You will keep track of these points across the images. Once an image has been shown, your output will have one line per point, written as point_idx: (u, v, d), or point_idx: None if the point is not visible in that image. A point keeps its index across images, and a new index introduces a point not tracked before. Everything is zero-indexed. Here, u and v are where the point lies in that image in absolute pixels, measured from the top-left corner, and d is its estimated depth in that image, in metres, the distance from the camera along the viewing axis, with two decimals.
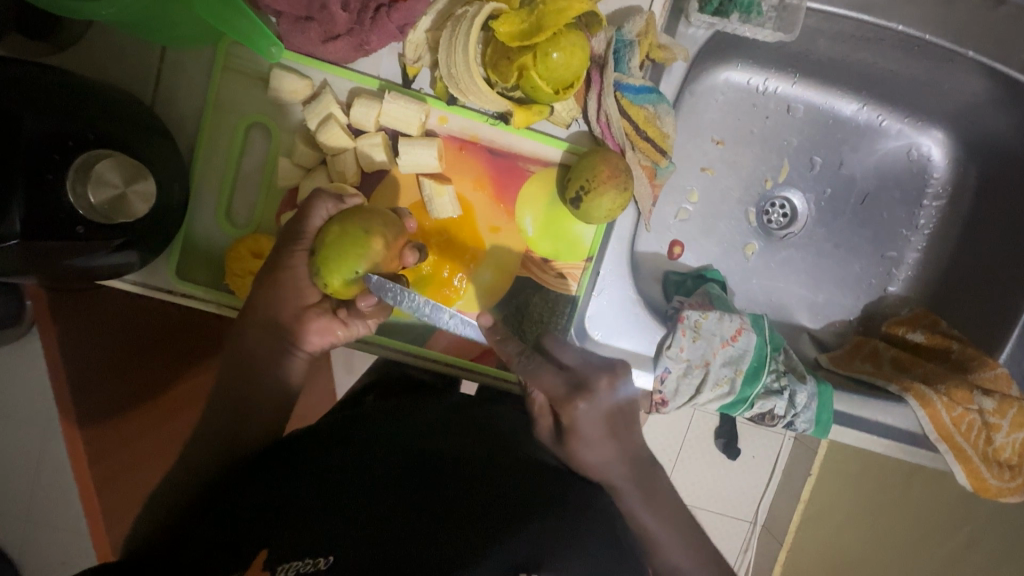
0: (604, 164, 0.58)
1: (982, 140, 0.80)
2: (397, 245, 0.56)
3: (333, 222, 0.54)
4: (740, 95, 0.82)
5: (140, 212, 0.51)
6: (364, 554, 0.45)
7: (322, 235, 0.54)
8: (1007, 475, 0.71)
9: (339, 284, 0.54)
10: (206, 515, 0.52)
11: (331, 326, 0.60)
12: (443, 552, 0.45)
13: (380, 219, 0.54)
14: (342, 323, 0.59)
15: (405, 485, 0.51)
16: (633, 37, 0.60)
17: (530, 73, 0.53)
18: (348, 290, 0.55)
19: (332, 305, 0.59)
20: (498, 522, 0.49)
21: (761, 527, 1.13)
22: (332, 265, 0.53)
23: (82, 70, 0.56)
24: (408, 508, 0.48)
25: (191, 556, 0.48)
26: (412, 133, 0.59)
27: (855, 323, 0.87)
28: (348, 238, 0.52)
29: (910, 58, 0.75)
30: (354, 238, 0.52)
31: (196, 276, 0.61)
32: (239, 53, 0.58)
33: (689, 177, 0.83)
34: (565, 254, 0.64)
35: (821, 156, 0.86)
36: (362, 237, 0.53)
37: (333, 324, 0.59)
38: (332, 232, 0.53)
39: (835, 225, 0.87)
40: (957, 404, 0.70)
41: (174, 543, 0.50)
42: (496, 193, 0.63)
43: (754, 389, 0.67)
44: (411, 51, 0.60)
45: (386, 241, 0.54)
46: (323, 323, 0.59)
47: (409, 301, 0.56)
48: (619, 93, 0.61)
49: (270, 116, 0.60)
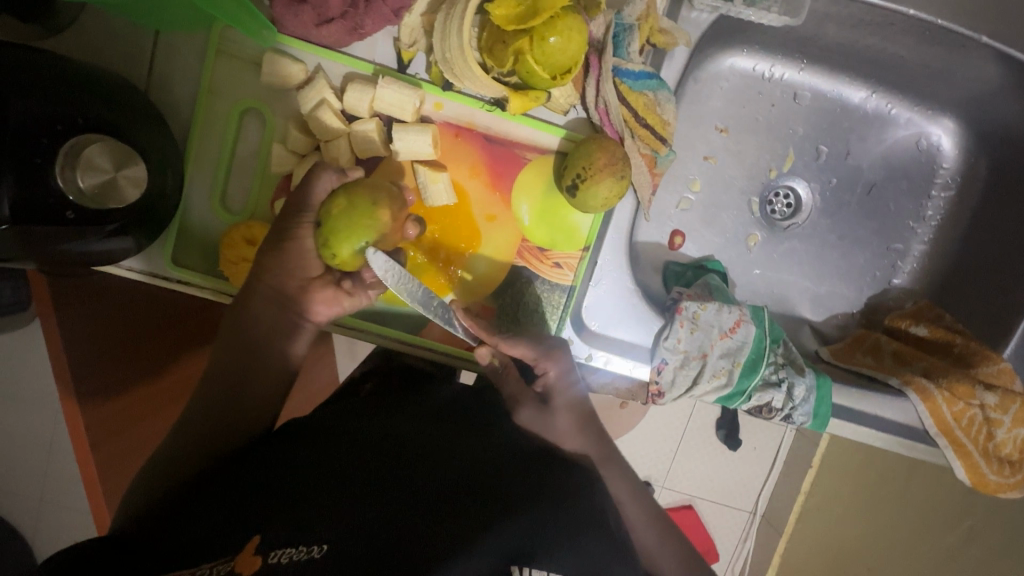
0: (602, 151, 0.57)
1: (993, 128, 0.77)
2: (401, 219, 0.56)
3: (336, 194, 0.54)
4: (745, 82, 0.81)
5: (131, 197, 0.52)
6: (358, 536, 0.46)
7: (326, 206, 0.54)
8: (1007, 471, 0.70)
9: (347, 255, 0.54)
10: (193, 499, 0.51)
11: (337, 297, 0.59)
12: (434, 544, 0.46)
13: (386, 193, 0.55)
14: (348, 294, 0.59)
15: (395, 475, 0.51)
16: (633, 21, 0.59)
17: (525, 57, 0.52)
18: (354, 262, 0.55)
19: (336, 277, 0.59)
20: (485, 510, 0.50)
21: (761, 517, 1.15)
22: (340, 235, 0.53)
23: (75, 53, 0.56)
24: (398, 501, 0.49)
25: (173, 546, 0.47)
26: (407, 119, 0.59)
27: (859, 316, 0.86)
28: (356, 208, 0.52)
29: (922, 44, 0.73)
30: (361, 209, 0.53)
31: (192, 263, 0.61)
32: (232, 37, 0.57)
33: (691, 166, 0.82)
34: (562, 243, 0.63)
35: (827, 146, 0.84)
36: (371, 208, 0.53)
37: (338, 295, 0.59)
38: (339, 204, 0.53)
39: (840, 216, 0.85)
40: (958, 399, 0.69)
41: (169, 516, 0.50)
42: (492, 180, 0.63)
43: (752, 382, 0.66)
44: (406, 35, 0.58)
45: (393, 214, 0.55)
46: (328, 294, 0.59)
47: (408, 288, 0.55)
48: (618, 79, 0.60)
49: (264, 102, 0.59)
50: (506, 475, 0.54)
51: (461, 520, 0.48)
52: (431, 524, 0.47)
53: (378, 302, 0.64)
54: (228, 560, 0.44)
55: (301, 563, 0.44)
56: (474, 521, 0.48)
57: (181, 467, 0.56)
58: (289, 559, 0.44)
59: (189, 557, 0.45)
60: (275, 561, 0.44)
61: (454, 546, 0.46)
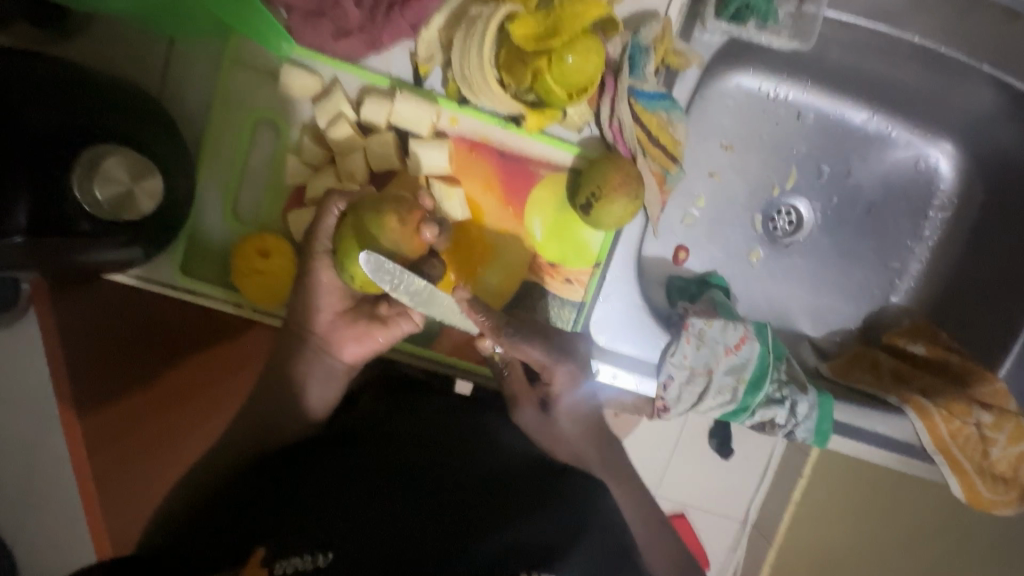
0: (616, 171, 0.58)
1: (989, 153, 0.80)
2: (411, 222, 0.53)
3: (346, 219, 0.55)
4: (751, 101, 0.82)
5: (146, 209, 0.51)
6: (362, 543, 0.45)
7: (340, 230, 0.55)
8: (1001, 488, 0.71)
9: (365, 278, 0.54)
10: (189, 509, 0.54)
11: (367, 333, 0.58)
12: (439, 545, 0.46)
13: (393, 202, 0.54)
14: (382, 325, 0.59)
15: (398, 494, 0.50)
16: (649, 43, 0.61)
17: (544, 77, 0.53)
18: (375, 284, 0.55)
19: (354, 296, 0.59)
20: (500, 511, 0.50)
21: (751, 524, 1.10)
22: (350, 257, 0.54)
23: (87, 60, 0.55)
24: (394, 521, 0.47)
25: (180, 559, 0.48)
26: (423, 133, 0.59)
27: (856, 332, 0.87)
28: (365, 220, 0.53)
29: (924, 69, 0.75)
30: (368, 222, 0.53)
31: (203, 273, 0.60)
32: (248, 47, 0.57)
33: (696, 181, 0.83)
34: (573, 259, 0.64)
35: (829, 165, 0.85)
36: (379, 216, 0.53)
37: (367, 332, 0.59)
38: (347, 223, 0.54)
39: (840, 233, 0.87)
40: (955, 417, 0.71)
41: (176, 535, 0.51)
42: (505, 195, 0.63)
43: (755, 398, 0.67)
44: (422, 49, 0.59)
45: (401, 218, 0.53)
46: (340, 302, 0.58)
47: (406, 284, 0.54)
48: (633, 99, 0.61)
49: (278, 113, 0.59)
50: (517, 479, 0.55)
51: (468, 517, 0.49)
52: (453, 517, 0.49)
53: None
54: (233, 572, 0.45)
55: (307, 572, 0.44)
56: (468, 526, 0.48)
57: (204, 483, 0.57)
58: (294, 569, 0.44)
59: (198, 564, 0.47)
60: (280, 573, 0.44)
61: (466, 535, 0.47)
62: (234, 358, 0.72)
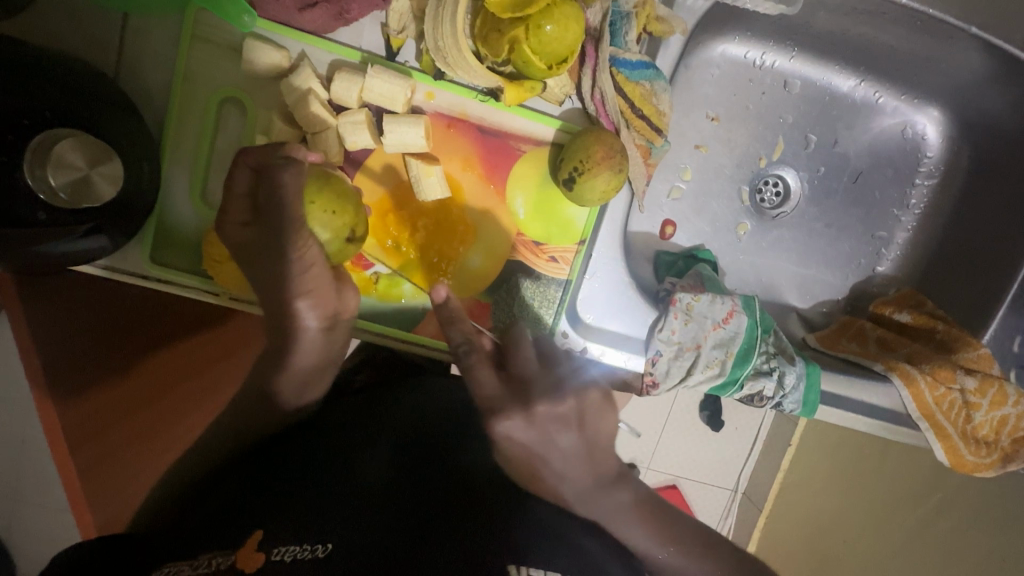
0: (599, 144, 0.56)
1: (975, 119, 0.79)
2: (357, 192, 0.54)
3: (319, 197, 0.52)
4: (736, 70, 0.80)
5: (106, 195, 0.50)
6: (362, 532, 0.44)
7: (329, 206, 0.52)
8: (983, 451, 0.72)
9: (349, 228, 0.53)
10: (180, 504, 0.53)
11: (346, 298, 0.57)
12: (445, 531, 0.45)
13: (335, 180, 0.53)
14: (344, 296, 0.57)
15: (401, 491, 0.48)
16: (630, 9, 0.58)
17: (521, 47, 0.51)
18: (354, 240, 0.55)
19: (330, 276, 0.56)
20: (497, 500, 0.49)
21: (742, 494, 1.14)
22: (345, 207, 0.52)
23: (38, 39, 0.52)
24: (392, 514, 0.46)
25: (177, 546, 0.47)
26: (398, 109, 0.57)
27: (843, 302, 0.87)
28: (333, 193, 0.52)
29: (911, 33, 0.72)
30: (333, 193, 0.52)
31: (173, 262, 0.58)
32: (208, 22, 0.54)
33: (683, 154, 0.82)
34: (557, 236, 0.63)
35: (816, 134, 0.84)
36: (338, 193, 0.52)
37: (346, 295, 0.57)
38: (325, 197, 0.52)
39: (828, 203, 0.86)
40: (940, 383, 0.71)
41: (170, 526, 0.50)
42: (485, 173, 0.62)
43: (744, 371, 0.66)
44: (394, 21, 0.56)
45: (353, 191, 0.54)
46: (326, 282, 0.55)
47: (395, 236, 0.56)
48: (614, 69, 0.59)
49: (244, 91, 0.56)
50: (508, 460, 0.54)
51: (470, 511, 0.47)
52: (452, 514, 0.46)
53: (370, 299, 0.62)
54: (228, 554, 0.44)
55: (304, 562, 0.42)
56: (468, 518, 0.46)
57: (203, 475, 0.58)
58: (292, 557, 0.43)
59: (192, 549, 0.46)
60: (277, 559, 0.43)
61: (465, 525, 0.46)
62: (217, 354, 0.71)
